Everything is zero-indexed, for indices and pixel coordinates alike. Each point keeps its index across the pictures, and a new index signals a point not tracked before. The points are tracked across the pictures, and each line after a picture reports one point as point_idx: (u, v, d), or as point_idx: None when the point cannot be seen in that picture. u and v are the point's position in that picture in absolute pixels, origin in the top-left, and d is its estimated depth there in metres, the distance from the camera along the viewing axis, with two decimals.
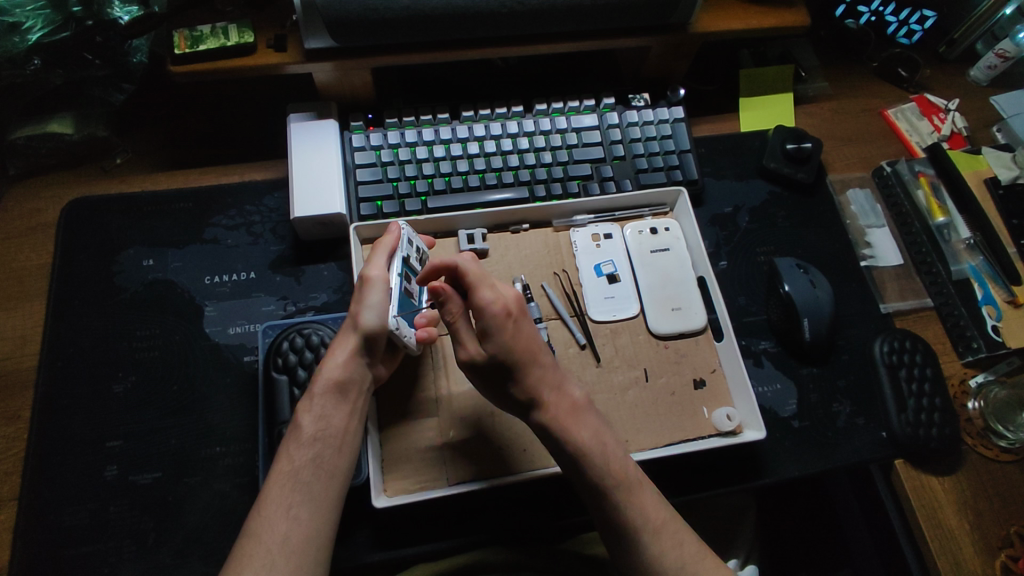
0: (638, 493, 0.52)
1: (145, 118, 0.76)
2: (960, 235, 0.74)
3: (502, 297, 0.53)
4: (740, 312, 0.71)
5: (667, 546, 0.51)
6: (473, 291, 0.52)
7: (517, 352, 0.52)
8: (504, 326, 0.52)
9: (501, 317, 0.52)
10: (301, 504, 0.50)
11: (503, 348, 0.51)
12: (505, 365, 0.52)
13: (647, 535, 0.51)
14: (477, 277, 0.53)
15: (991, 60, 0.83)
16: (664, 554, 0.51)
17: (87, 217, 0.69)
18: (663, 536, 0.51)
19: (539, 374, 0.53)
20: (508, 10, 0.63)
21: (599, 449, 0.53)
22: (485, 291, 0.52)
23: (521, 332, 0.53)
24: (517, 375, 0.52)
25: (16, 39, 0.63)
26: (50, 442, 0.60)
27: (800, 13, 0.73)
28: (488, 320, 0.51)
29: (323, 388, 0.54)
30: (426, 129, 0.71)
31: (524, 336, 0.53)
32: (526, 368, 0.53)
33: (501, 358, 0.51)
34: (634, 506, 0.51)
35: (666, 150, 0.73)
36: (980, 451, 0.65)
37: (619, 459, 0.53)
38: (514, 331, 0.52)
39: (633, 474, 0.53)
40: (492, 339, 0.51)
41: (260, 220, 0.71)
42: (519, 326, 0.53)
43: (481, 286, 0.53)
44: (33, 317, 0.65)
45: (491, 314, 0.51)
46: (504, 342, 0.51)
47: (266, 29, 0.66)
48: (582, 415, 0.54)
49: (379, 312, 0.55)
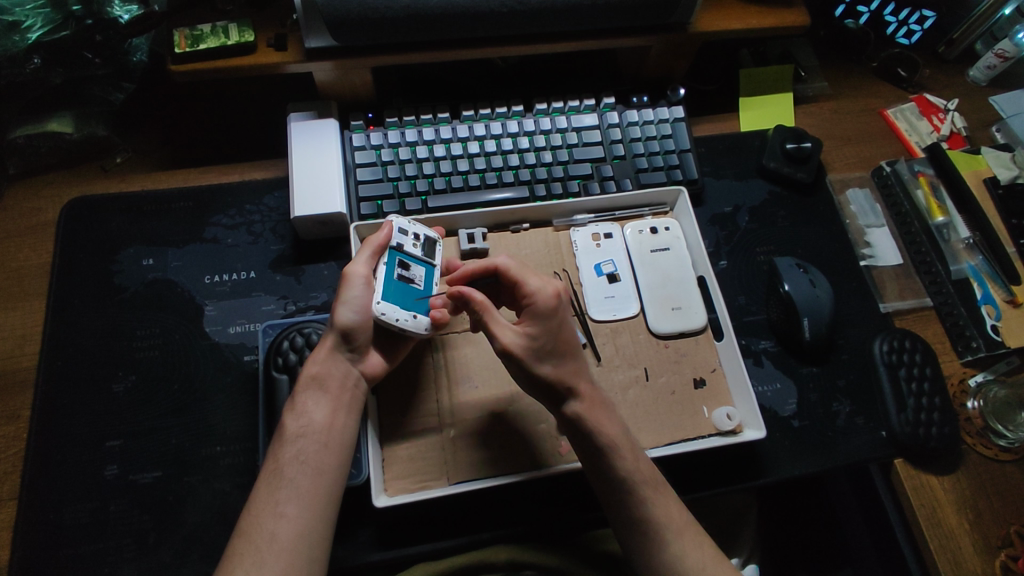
0: (663, 494, 0.52)
1: (145, 117, 0.76)
2: (959, 235, 0.74)
3: (554, 286, 0.54)
4: (740, 312, 0.71)
5: (690, 548, 0.51)
6: (520, 281, 0.54)
7: (560, 339, 0.53)
8: (554, 312, 0.53)
9: (551, 303, 0.53)
10: (287, 501, 0.50)
11: (550, 333, 0.53)
12: (547, 351, 0.52)
13: (670, 536, 0.51)
14: (522, 271, 0.55)
15: (990, 60, 0.83)
16: (684, 557, 0.50)
17: (87, 216, 0.69)
18: (687, 536, 0.51)
19: (574, 368, 0.53)
20: (509, 10, 0.63)
21: (627, 446, 0.53)
22: (533, 280, 0.54)
23: (567, 321, 0.54)
24: (552, 362, 0.52)
25: (16, 37, 0.63)
26: (50, 441, 0.60)
27: (800, 13, 0.73)
28: (539, 304, 0.53)
29: (304, 385, 0.55)
30: (427, 129, 0.71)
31: (569, 327, 0.54)
32: (565, 358, 0.53)
33: (543, 344, 0.52)
34: (660, 506, 0.52)
35: (666, 149, 0.73)
36: (979, 450, 0.65)
37: (646, 459, 0.53)
38: (562, 319, 0.54)
39: (656, 475, 0.53)
40: (539, 325, 0.53)
41: (260, 220, 0.71)
42: (566, 317, 0.54)
43: (527, 277, 0.55)
44: (33, 316, 0.65)
45: (543, 300, 0.53)
46: (551, 328, 0.53)
47: (266, 28, 0.66)
48: (605, 411, 0.53)
49: (356, 309, 0.56)
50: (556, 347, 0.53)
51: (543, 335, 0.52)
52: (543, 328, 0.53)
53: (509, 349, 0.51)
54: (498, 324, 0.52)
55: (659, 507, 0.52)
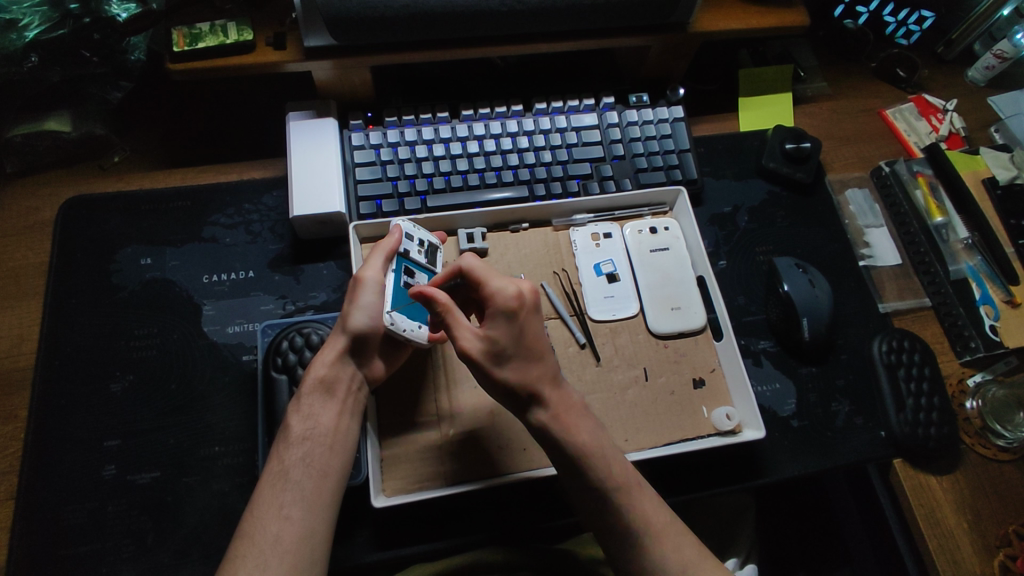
0: (637, 495, 0.52)
1: (143, 116, 0.75)
2: (957, 235, 0.74)
3: (517, 286, 0.53)
4: (739, 311, 0.71)
5: (669, 549, 0.51)
6: (482, 282, 0.54)
7: (520, 342, 0.52)
8: (513, 313, 0.52)
9: (511, 305, 0.52)
10: (292, 503, 0.50)
11: (509, 335, 0.52)
12: (505, 353, 0.52)
13: (646, 538, 0.51)
14: (484, 271, 0.54)
15: (989, 61, 0.83)
16: (665, 559, 0.50)
17: (84, 214, 0.69)
18: (665, 538, 0.51)
19: (539, 373, 0.53)
20: (509, 9, 0.63)
21: (598, 450, 0.52)
22: (495, 281, 0.53)
23: (531, 322, 0.53)
24: (513, 365, 0.52)
25: (14, 36, 0.63)
26: (48, 441, 0.60)
27: (800, 13, 0.73)
28: (499, 307, 0.52)
29: (311, 387, 0.54)
30: (426, 128, 0.71)
31: (534, 329, 0.53)
32: (529, 360, 0.52)
33: (500, 346, 0.52)
34: (634, 510, 0.51)
35: (665, 149, 0.73)
36: (977, 450, 0.65)
37: (619, 462, 0.52)
38: (524, 321, 0.53)
39: (631, 476, 0.52)
40: (497, 328, 0.52)
41: (258, 219, 0.71)
42: (530, 318, 0.53)
43: (490, 277, 0.54)
44: (30, 316, 0.65)
45: (501, 302, 0.52)
46: (510, 330, 0.52)
47: (266, 27, 0.66)
48: (578, 415, 0.53)
49: (369, 315, 0.55)
50: (515, 349, 0.52)
51: (501, 337, 0.52)
52: (500, 331, 0.52)
53: (469, 354, 0.51)
54: (461, 327, 0.52)
55: (634, 510, 0.51)
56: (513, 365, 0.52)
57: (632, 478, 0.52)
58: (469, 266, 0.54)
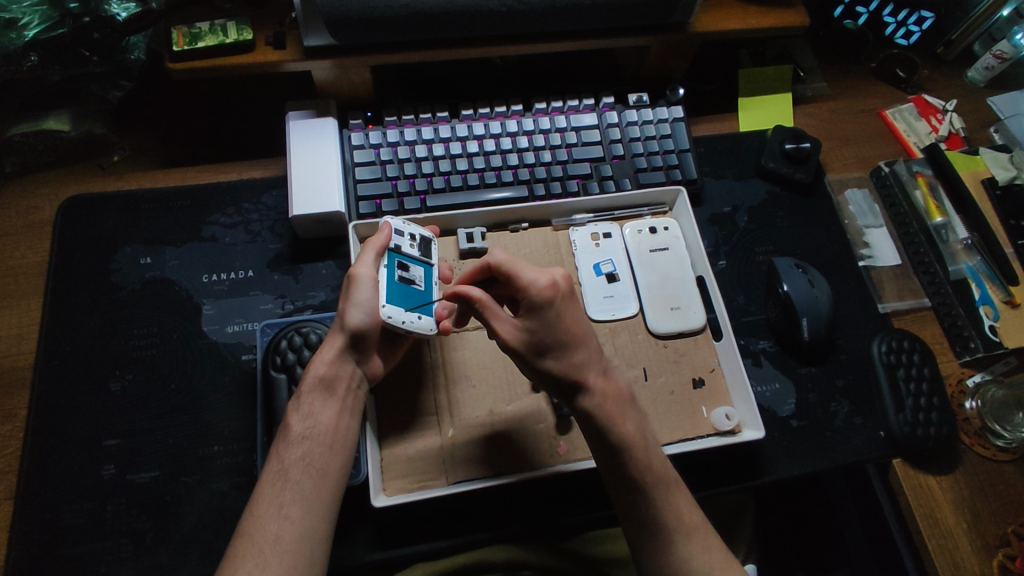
0: (675, 493, 0.52)
1: (143, 115, 0.75)
2: (957, 236, 0.74)
3: (550, 275, 0.51)
4: (739, 311, 0.71)
5: (697, 550, 0.50)
6: (512, 276, 0.51)
7: (559, 332, 0.51)
8: (550, 304, 0.50)
9: (545, 296, 0.50)
10: (292, 503, 0.49)
11: (548, 326, 0.50)
12: (548, 343, 0.50)
13: (673, 536, 0.50)
14: (514, 264, 0.52)
15: (988, 62, 0.83)
16: (693, 559, 0.50)
17: (83, 214, 0.69)
18: (696, 539, 0.51)
19: (582, 357, 0.52)
20: (509, 9, 0.63)
21: (642, 444, 0.52)
22: (527, 273, 0.51)
23: (569, 310, 0.51)
24: (556, 355, 0.51)
25: (13, 35, 0.63)
26: (47, 440, 0.60)
27: (800, 13, 0.73)
28: (533, 301, 0.50)
29: (310, 386, 0.54)
30: (426, 128, 0.71)
31: (572, 315, 0.52)
32: (569, 347, 0.51)
33: (543, 338, 0.50)
34: (669, 506, 0.51)
35: (665, 149, 0.73)
36: (976, 451, 0.65)
37: (660, 459, 0.52)
38: (561, 309, 0.51)
39: (670, 473, 0.52)
40: (536, 319, 0.50)
41: (258, 218, 0.71)
42: (567, 304, 0.52)
43: (521, 269, 0.51)
44: (29, 315, 0.65)
45: (536, 295, 0.50)
46: (551, 319, 0.50)
47: (266, 27, 0.66)
48: (628, 406, 0.53)
49: (367, 311, 0.54)
50: (556, 339, 0.51)
51: (539, 329, 0.50)
52: (540, 322, 0.50)
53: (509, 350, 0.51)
54: (497, 320, 0.51)
55: (671, 507, 0.51)
56: (556, 356, 0.51)
57: (671, 476, 0.52)
58: (498, 262, 0.52)
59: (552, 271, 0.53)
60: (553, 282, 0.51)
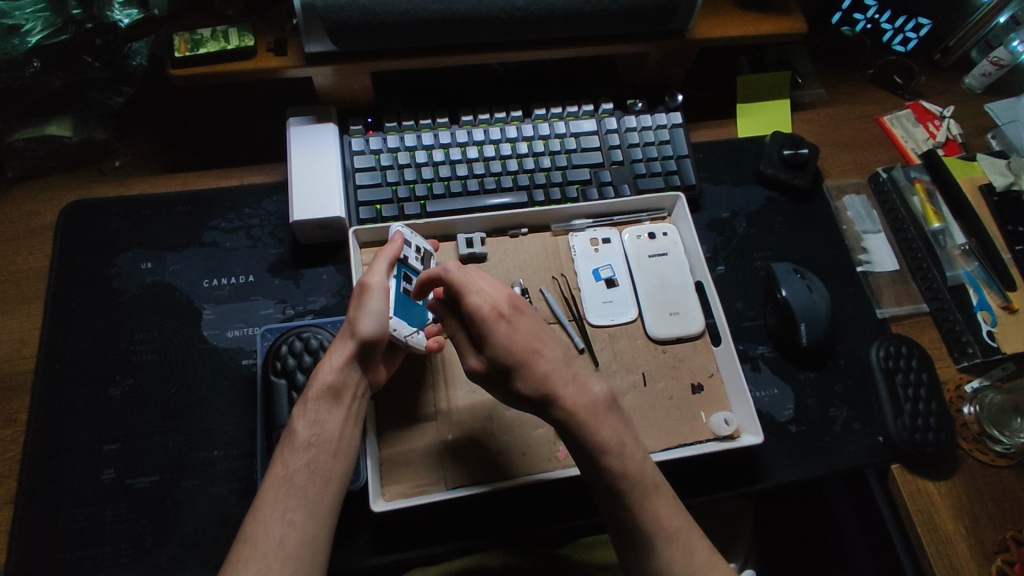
0: (653, 499, 0.51)
1: (144, 120, 0.76)
2: (955, 241, 0.75)
3: (491, 298, 0.51)
4: (737, 316, 0.72)
5: (677, 554, 0.50)
6: (460, 297, 0.51)
7: (516, 353, 0.50)
8: (499, 327, 0.50)
9: (491, 317, 0.50)
10: (297, 508, 0.50)
11: (502, 349, 0.50)
12: (510, 365, 0.50)
13: (664, 541, 0.50)
14: (462, 283, 0.51)
15: (985, 68, 0.84)
16: (672, 562, 0.50)
17: (87, 218, 0.69)
18: (676, 545, 0.50)
19: (544, 372, 0.50)
20: (509, 15, 0.64)
21: (619, 452, 0.51)
22: (473, 295, 0.51)
23: (520, 330, 0.51)
24: (522, 376, 0.50)
25: (15, 41, 0.64)
26: (47, 444, 0.60)
27: (798, 20, 0.74)
28: (479, 323, 0.50)
29: (318, 393, 0.54)
30: (426, 133, 0.71)
31: (526, 334, 0.51)
32: (532, 366, 0.50)
33: (502, 361, 0.50)
34: (645, 513, 0.51)
35: (664, 155, 0.73)
36: (975, 456, 0.65)
37: (641, 460, 0.52)
38: (511, 329, 0.51)
39: (650, 478, 0.51)
40: (490, 342, 0.50)
41: (259, 223, 0.71)
42: (516, 323, 0.51)
43: (467, 291, 0.51)
44: (31, 319, 0.65)
45: (479, 319, 0.50)
46: (505, 342, 0.50)
47: (266, 33, 0.67)
48: (604, 413, 0.51)
49: (378, 319, 0.54)
50: (516, 361, 0.50)
51: (498, 352, 0.50)
52: (495, 344, 0.50)
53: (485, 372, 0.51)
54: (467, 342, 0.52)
55: (654, 513, 0.51)
56: (523, 378, 0.50)
57: (651, 480, 0.51)
58: (450, 279, 0.51)
59: (495, 291, 0.52)
60: (494, 302, 0.51)
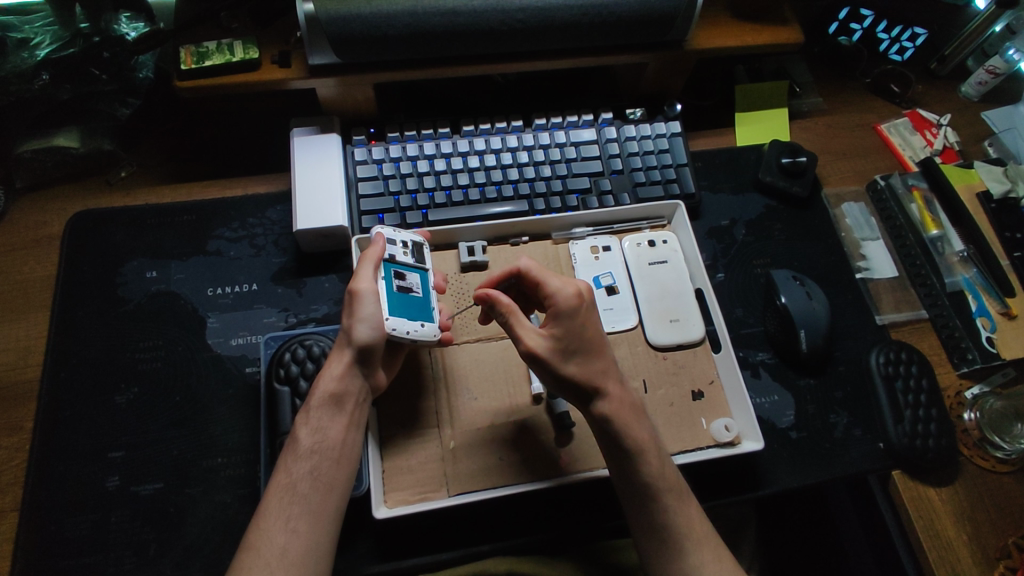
0: (686, 502, 0.53)
1: (149, 132, 0.77)
2: (954, 248, 0.75)
3: (574, 285, 0.54)
4: (737, 323, 0.72)
5: (708, 558, 0.51)
6: (541, 281, 0.55)
7: (586, 339, 0.53)
8: (579, 310, 0.53)
9: (574, 301, 0.53)
10: (299, 516, 0.50)
11: (574, 333, 0.53)
12: (574, 348, 0.53)
13: (690, 543, 0.52)
14: (542, 273, 0.55)
15: (981, 77, 0.85)
16: (705, 565, 0.51)
17: (93, 229, 0.70)
18: (707, 548, 0.52)
19: (602, 366, 0.54)
20: (509, 27, 0.65)
21: (637, 458, 0.52)
22: (554, 280, 0.55)
23: (592, 319, 0.54)
24: (580, 360, 0.53)
25: (25, 54, 0.67)
26: (53, 452, 0.61)
27: (795, 30, 0.74)
28: (559, 305, 0.53)
29: (320, 400, 0.54)
30: (428, 144, 0.72)
31: (594, 325, 0.54)
32: (594, 355, 0.53)
33: (570, 342, 0.53)
34: (681, 514, 0.52)
35: (664, 163, 0.74)
36: (975, 462, 0.66)
37: (670, 467, 0.54)
38: (585, 318, 0.54)
39: (680, 483, 0.54)
40: (564, 324, 0.53)
41: (262, 233, 0.72)
42: (590, 313, 0.54)
43: (548, 277, 0.55)
44: (36, 328, 0.66)
45: (562, 301, 0.53)
46: (578, 326, 0.53)
47: (271, 46, 0.68)
48: (641, 416, 0.54)
49: (372, 325, 0.54)
50: (583, 346, 0.53)
51: (569, 334, 0.53)
52: (571, 325, 0.53)
53: (536, 354, 0.52)
54: (524, 329, 0.53)
55: (678, 518, 0.52)
56: (582, 363, 0.53)
57: (682, 485, 0.54)
58: (527, 268, 0.55)
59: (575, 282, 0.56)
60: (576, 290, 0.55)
